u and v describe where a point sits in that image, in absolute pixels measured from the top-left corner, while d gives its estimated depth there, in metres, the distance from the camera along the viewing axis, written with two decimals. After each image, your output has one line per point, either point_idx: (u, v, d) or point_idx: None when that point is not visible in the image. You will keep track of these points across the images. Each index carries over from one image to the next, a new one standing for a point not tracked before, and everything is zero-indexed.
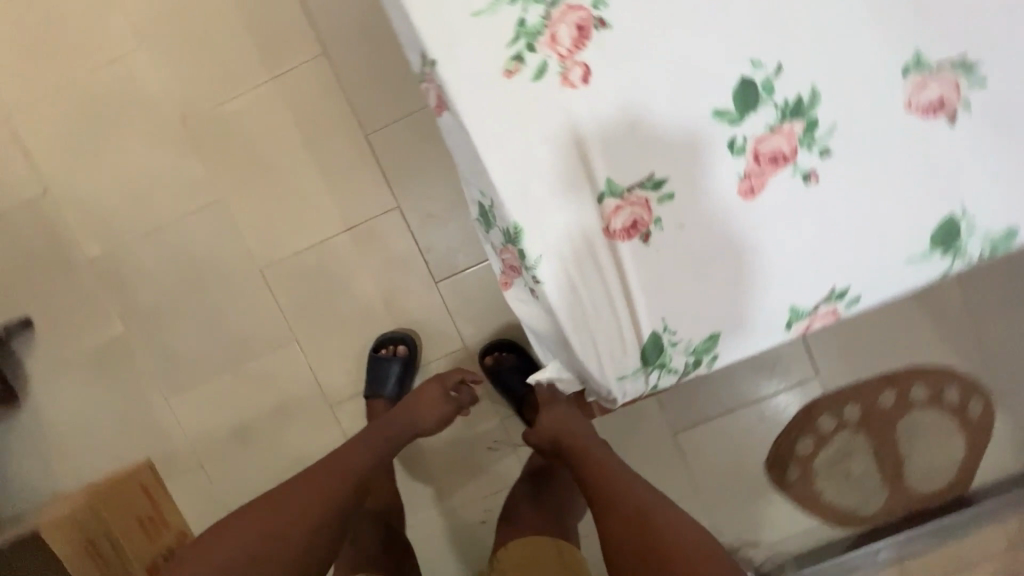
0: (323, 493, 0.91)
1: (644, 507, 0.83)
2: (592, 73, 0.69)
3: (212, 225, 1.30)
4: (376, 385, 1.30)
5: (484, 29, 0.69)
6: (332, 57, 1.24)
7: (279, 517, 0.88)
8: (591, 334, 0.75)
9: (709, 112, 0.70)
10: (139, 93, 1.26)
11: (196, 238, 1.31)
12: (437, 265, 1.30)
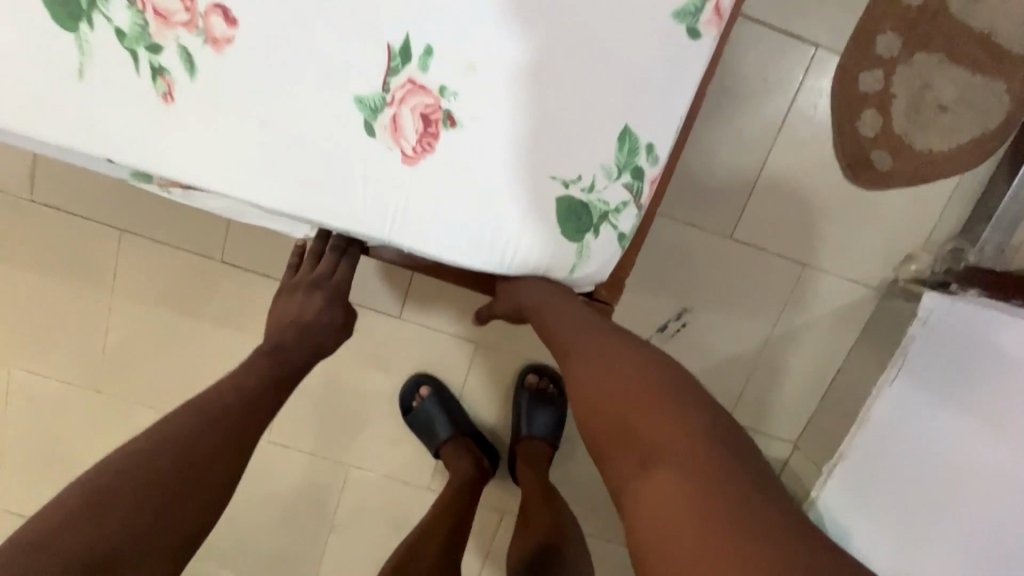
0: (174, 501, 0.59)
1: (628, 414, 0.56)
2: (229, 11, 0.55)
3: None
4: (420, 429, 1.16)
5: (108, 85, 0.57)
6: (125, 224, 1.07)
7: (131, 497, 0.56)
8: (490, 255, 0.61)
9: None
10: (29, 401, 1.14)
11: None
12: (387, 300, 1.14)
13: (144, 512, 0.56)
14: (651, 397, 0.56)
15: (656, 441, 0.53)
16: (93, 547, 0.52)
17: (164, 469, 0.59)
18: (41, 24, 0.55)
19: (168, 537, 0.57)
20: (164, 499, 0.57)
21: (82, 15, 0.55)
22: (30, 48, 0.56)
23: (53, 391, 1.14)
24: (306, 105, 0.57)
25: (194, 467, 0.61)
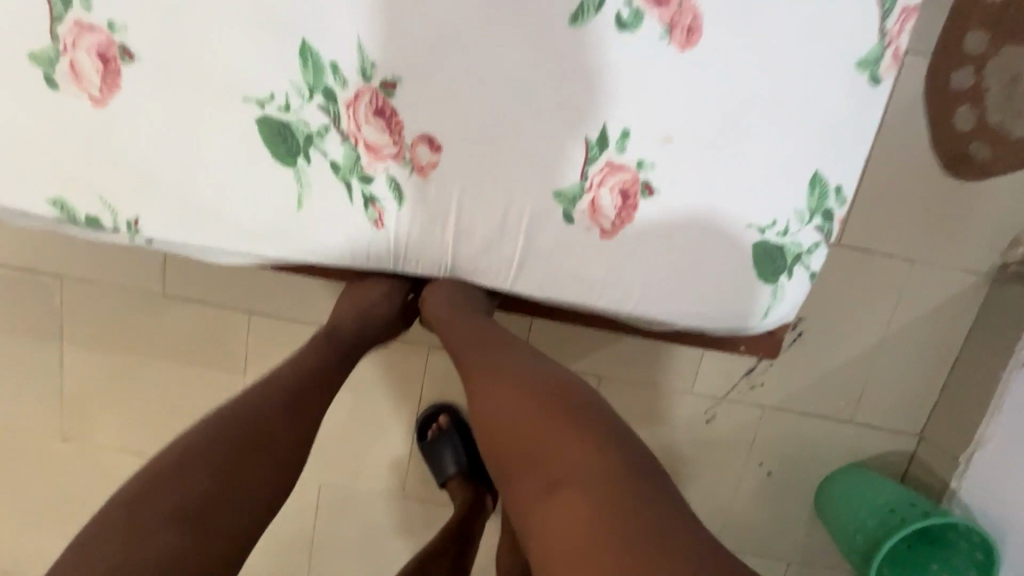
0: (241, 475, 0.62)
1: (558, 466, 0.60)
2: (434, 140, 0.59)
3: (332, 510, 1.21)
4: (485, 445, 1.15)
5: (327, 205, 0.61)
6: (254, 307, 1.10)
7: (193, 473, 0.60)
8: (661, 294, 0.64)
9: (569, 26, 0.56)
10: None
11: (335, 532, 1.22)
12: None
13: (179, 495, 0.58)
14: (545, 425, 0.63)
15: (558, 459, 0.60)
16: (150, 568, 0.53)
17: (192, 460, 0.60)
18: (266, 162, 0.60)
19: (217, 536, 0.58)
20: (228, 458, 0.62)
21: (299, 152, 0.60)
22: (256, 182, 0.60)
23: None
24: (512, 193, 0.61)
25: (229, 436, 0.64)
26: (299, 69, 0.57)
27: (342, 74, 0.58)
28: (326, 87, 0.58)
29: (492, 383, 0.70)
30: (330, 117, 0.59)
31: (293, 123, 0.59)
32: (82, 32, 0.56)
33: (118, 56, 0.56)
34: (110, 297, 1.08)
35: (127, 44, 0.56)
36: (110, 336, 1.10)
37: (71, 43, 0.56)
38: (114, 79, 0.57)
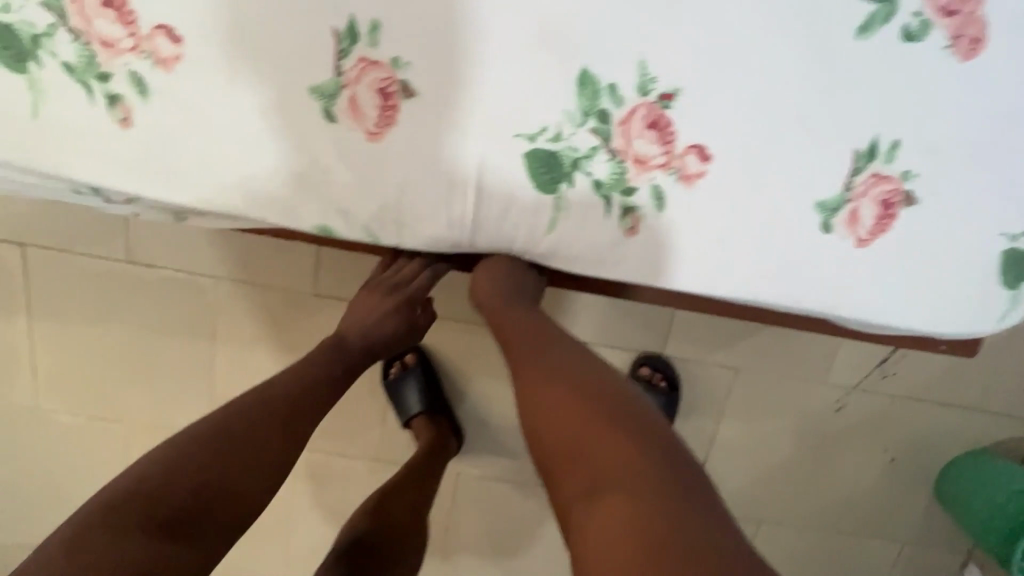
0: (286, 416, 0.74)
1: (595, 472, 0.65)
2: (706, 149, 0.60)
3: (469, 493, 1.27)
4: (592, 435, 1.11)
5: (584, 217, 0.62)
6: None
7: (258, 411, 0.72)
8: (906, 301, 0.65)
9: (856, 33, 0.57)
10: (319, 472, 1.24)
11: (472, 513, 1.28)
12: (649, 341, 1.16)
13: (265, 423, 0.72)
14: (600, 427, 0.67)
15: (604, 459, 0.65)
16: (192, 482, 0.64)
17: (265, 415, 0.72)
18: (529, 189, 0.61)
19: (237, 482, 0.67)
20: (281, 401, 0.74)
21: (564, 175, 0.61)
22: (519, 206, 0.62)
23: (342, 459, 1.24)
24: (774, 205, 0.61)
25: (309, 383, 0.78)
26: (575, 97, 0.59)
27: (619, 93, 0.58)
28: (601, 110, 0.59)
29: (533, 377, 0.74)
30: (600, 138, 0.59)
31: (561, 147, 0.60)
32: (366, 68, 0.58)
33: (398, 92, 0.59)
34: (261, 298, 1.10)
35: (408, 81, 0.58)
36: (260, 335, 1.13)
37: (354, 79, 0.58)
38: (391, 113, 0.59)
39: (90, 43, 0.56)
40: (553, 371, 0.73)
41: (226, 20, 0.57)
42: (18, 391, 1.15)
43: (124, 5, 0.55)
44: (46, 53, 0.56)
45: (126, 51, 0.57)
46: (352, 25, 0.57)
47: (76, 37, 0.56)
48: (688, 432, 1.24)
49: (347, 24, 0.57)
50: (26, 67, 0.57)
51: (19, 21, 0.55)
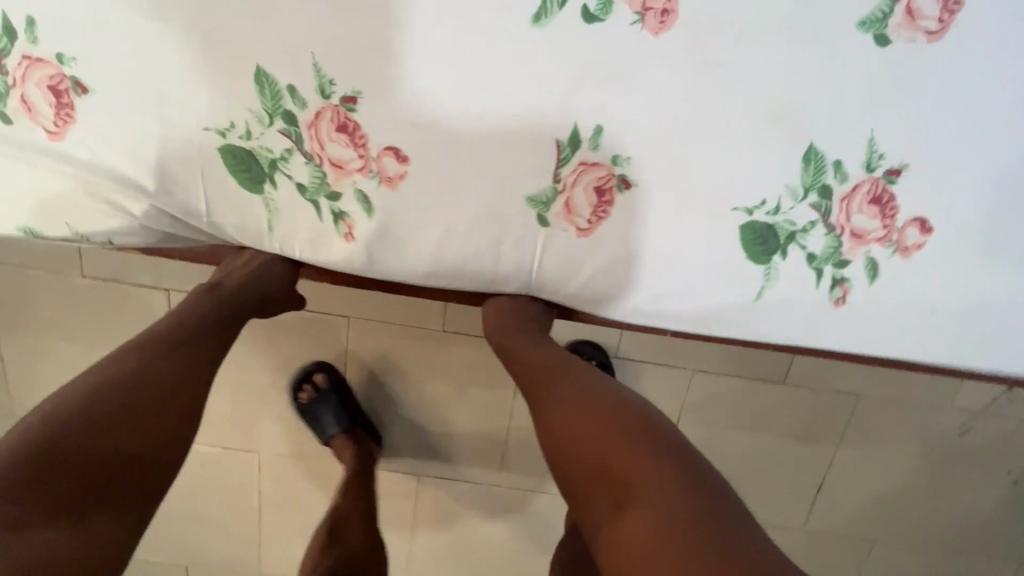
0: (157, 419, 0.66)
1: (625, 479, 0.66)
2: (930, 222, 0.60)
3: None
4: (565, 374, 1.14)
5: (794, 286, 0.63)
6: None
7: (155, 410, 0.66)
8: None
9: None
10: (443, 496, 1.29)
11: None
12: (773, 369, 1.17)
13: (132, 443, 0.63)
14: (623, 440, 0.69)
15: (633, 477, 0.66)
16: (73, 479, 0.58)
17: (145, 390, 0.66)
18: (743, 260, 0.63)
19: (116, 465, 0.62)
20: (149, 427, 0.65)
21: (778, 246, 0.62)
22: (730, 274, 0.63)
23: (463, 485, 1.28)
24: (992, 276, 0.62)
25: (173, 414, 0.68)
26: (800, 171, 0.60)
27: (845, 170, 0.60)
28: (824, 185, 0.60)
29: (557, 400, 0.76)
30: (820, 213, 0.60)
31: (777, 218, 0.61)
32: (585, 169, 0.62)
33: (616, 185, 0.62)
34: (398, 335, 1.16)
35: (625, 174, 0.62)
36: (390, 368, 1.19)
37: (570, 182, 0.63)
38: (605, 208, 0.63)
39: (322, 165, 0.64)
40: (574, 412, 0.74)
41: (457, 128, 0.62)
42: None
43: (355, 130, 0.63)
44: (282, 173, 0.65)
45: (353, 171, 0.64)
46: (575, 132, 0.61)
47: (310, 160, 0.64)
48: (806, 456, 1.25)
49: (571, 132, 0.61)
50: (264, 187, 0.66)
51: (260, 147, 0.64)
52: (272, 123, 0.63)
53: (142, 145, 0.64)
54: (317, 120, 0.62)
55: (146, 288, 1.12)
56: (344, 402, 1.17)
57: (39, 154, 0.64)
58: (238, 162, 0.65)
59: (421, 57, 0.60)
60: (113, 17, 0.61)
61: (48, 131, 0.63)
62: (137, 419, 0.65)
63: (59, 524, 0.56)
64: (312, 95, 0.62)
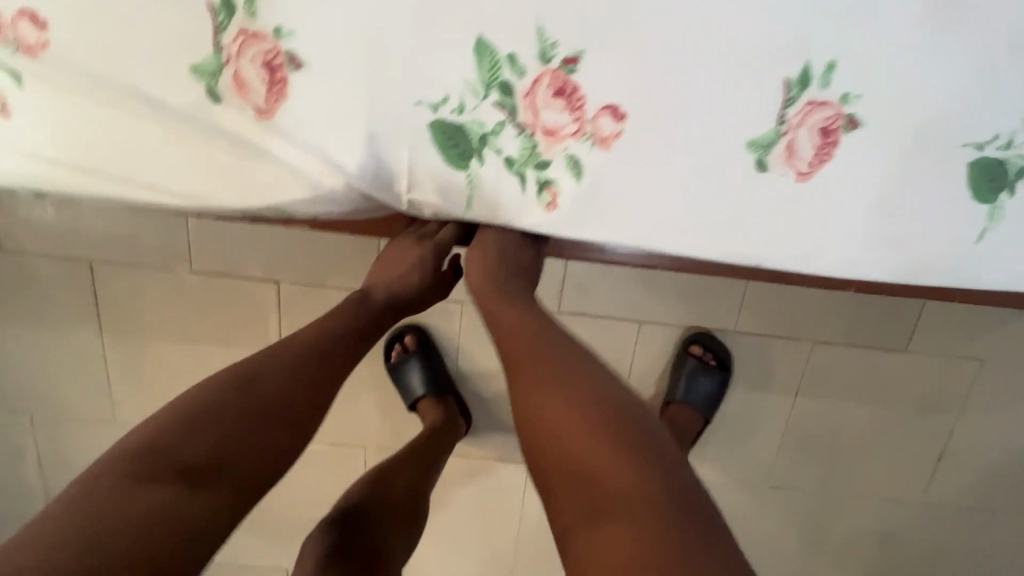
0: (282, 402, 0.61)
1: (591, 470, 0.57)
2: None
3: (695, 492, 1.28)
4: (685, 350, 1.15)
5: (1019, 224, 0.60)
6: (648, 319, 1.14)
7: (281, 389, 0.62)
8: None
9: None
10: None
11: None
12: (895, 336, 1.15)
13: (245, 426, 0.58)
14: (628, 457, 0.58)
15: (608, 484, 0.56)
16: (205, 450, 0.56)
17: (261, 394, 0.60)
18: (967, 200, 0.59)
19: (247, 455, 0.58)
20: (275, 428, 0.60)
21: (1006, 183, 0.59)
22: (945, 213, 0.60)
23: None
24: None
25: (290, 409, 0.62)
26: None
27: None
28: None
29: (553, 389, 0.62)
30: None
31: (1006, 153, 0.58)
32: (812, 110, 0.57)
33: (843, 126, 0.57)
34: None
35: (854, 114, 0.57)
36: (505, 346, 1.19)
37: (796, 123, 0.57)
38: (829, 150, 0.58)
39: (533, 135, 0.58)
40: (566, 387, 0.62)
41: (670, 74, 0.56)
42: None
43: (574, 94, 0.57)
44: (491, 148, 0.58)
45: (567, 137, 0.58)
46: (806, 70, 0.56)
47: (523, 131, 0.58)
48: (925, 425, 1.22)
49: (801, 71, 0.56)
50: (469, 164, 0.59)
51: (471, 121, 0.58)
52: (487, 95, 0.57)
53: (349, 126, 0.58)
54: (536, 87, 0.56)
55: (254, 281, 1.10)
56: (433, 362, 1.15)
57: (238, 141, 0.58)
58: (447, 138, 0.58)
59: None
60: None
61: (258, 110, 0.57)
62: (262, 403, 0.60)
63: (162, 488, 0.52)
64: (532, 60, 0.55)
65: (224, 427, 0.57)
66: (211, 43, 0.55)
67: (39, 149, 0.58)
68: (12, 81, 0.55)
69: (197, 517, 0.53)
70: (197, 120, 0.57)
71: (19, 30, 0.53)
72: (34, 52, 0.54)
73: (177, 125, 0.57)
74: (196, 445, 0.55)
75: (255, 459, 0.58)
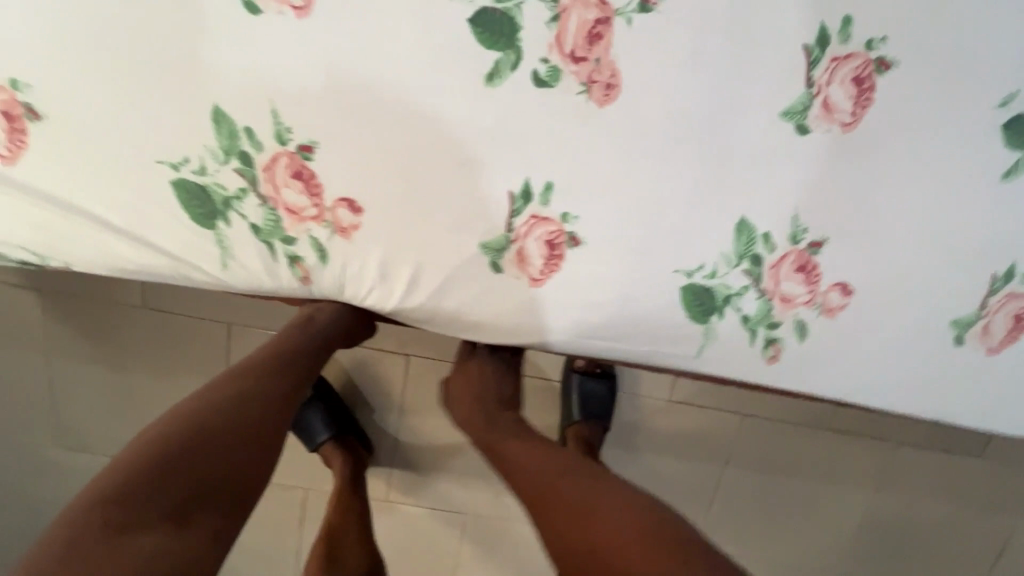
0: (248, 418, 0.64)
1: (605, 515, 0.65)
2: None
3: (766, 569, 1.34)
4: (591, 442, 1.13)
5: None
6: (750, 411, 1.21)
7: (235, 406, 0.64)
8: None
9: None
10: None
11: None
12: (970, 442, 1.25)
13: (218, 442, 0.60)
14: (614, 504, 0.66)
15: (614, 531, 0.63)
16: (185, 489, 0.56)
17: (235, 425, 0.63)
18: None
19: (217, 480, 0.59)
20: (234, 446, 0.61)
21: None
22: None
23: None
24: None
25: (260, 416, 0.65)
26: None
27: None
28: None
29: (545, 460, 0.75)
30: None
31: None
32: (1011, 300, 0.65)
33: None
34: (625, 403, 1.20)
35: None
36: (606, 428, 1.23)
37: (995, 309, 0.66)
38: (1018, 332, 0.67)
39: (771, 299, 0.65)
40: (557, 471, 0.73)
41: (898, 262, 0.64)
42: (376, 481, 1.25)
43: (813, 270, 0.64)
44: (732, 307, 0.65)
45: (799, 304, 0.65)
46: (1011, 269, 0.64)
47: (762, 296, 0.65)
48: (990, 524, 1.31)
49: (1008, 268, 0.64)
50: (710, 319, 0.65)
51: (720, 284, 0.64)
52: (738, 264, 0.63)
53: (606, 288, 0.64)
54: (782, 262, 0.63)
55: (387, 354, 1.17)
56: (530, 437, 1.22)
57: (506, 295, 0.64)
58: (694, 297, 0.64)
59: (882, 198, 0.62)
60: (620, 172, 0.60)
61: (532, 279, 0.63)
62: (224, 436, 0.61)
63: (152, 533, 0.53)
64: (783, 239, 0.63)
65: (207, 465, 0.59)
66: (504, 224, 0.61)
67: (322, 293, 0.64)
68: (319, 257, 0.61)
69: (225, 488, 0.59)
70: (476, 277, 0.63)
71: (337, 214, 0.60)
72: (348, 233, 0.60)
73: (455, 273, 0.63)
74: (195, 470, 0.58)
75: (261, 429, 0.65)
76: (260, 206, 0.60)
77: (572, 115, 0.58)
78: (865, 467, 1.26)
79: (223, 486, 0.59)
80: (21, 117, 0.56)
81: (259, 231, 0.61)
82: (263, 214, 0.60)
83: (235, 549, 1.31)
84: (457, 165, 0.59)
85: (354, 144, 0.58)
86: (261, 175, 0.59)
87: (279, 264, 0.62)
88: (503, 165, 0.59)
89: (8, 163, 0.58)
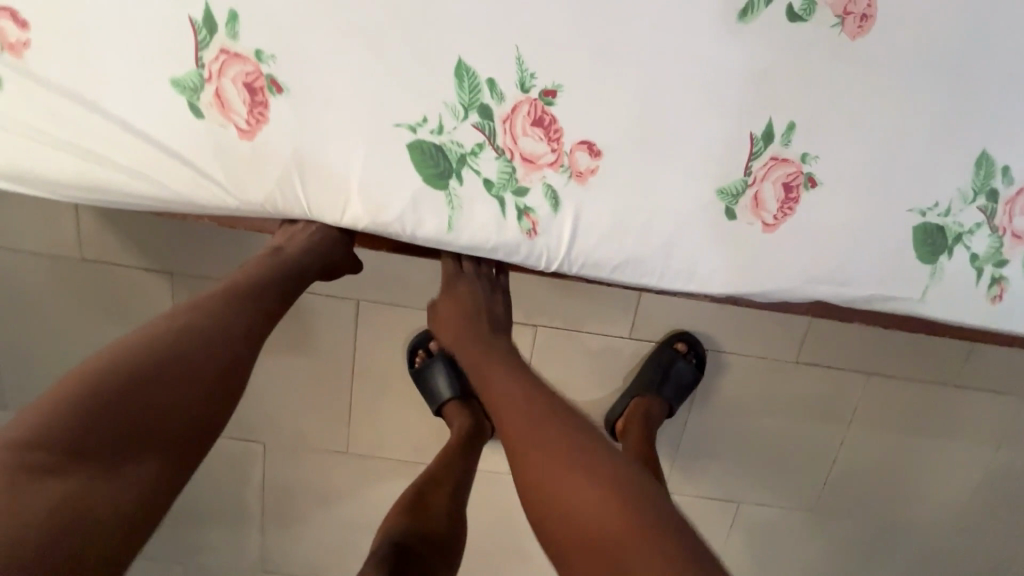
0: (208, 355, 0.55)
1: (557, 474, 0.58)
2: None
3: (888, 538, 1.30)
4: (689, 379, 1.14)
5: None
6: (879, 371, 1.19)
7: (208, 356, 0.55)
8: None
9: None
10: (751, 524, 1.30)
11: (885, 561, 1.32)
12: None
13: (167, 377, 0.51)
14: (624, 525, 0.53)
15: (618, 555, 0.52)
16: (134, 424, 0.48)
17: (182, 363, 0.53)
18: None
19: (164, 407, 0.50)
20: (195, 388, 0.52)
21: None
22: None
23: (773, 513, 1.29)
24: None
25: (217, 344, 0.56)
26: None
27: None
28: None
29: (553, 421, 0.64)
30: None
31: None
32: None
33: None
34: (751, 367, 1.18)
35: None
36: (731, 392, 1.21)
37: None
38: None
39: (1003, 236, 0.63)
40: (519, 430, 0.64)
41: None
42: (497, 456, 1.24)
43: None
44: (962, 247, 0.64)
45: None
46: None
47: (995, 233, 0.63)
48: None
49: None
50: (938, 259, 0.64)
51: (953, 222, 0.63)
52: (974, 200, 0.62)
53: (836, 227, 0.62)
54: (1019, 196, 0.62)
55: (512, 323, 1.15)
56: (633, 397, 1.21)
57: (735, 243, 0.63)
58: (925, 237, 0.63)
59: None
60: (864, 107, 0.59)
61: (764, 224, 0.62)
62: (173, 374, 0.52)
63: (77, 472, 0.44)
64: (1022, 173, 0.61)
65: (157, 392, 0.50)
66: (743, 168, 0.60)
67: (548, 244, 0.62)
68: (551, 205, 0.60)
69: (173, 403, 0.51)
70: (707, 222, 0.62)
71: (575, 158, 0.59)
72: (585, 178, 0.59)
73: (685, 217, 0.61)
74: (151, 410, 0.49)
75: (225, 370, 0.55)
76: (496, 158, 0.59)
77: (824, 49, 0.57)
78: (1000, 436, 1.22)
79: (168, 415, 0.50)
80: (264, 91, 0.56)
81: (492, 185, 0.60)
82: (497, 167, 0.59)
83: (354, 529, 1.31)
84: (699, 108, 0.58)
85: (600, 86, 0.57)
86: (500, 127, 0.58)
87: (509, 219, 0.61)
88: (748, 107, 0.58)
89: (245, 138, 0.57)
